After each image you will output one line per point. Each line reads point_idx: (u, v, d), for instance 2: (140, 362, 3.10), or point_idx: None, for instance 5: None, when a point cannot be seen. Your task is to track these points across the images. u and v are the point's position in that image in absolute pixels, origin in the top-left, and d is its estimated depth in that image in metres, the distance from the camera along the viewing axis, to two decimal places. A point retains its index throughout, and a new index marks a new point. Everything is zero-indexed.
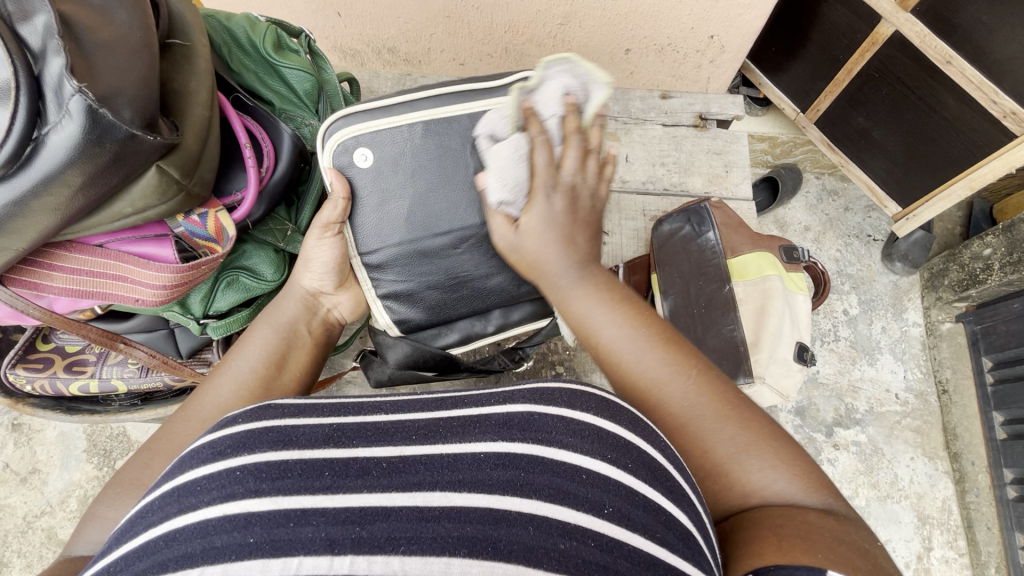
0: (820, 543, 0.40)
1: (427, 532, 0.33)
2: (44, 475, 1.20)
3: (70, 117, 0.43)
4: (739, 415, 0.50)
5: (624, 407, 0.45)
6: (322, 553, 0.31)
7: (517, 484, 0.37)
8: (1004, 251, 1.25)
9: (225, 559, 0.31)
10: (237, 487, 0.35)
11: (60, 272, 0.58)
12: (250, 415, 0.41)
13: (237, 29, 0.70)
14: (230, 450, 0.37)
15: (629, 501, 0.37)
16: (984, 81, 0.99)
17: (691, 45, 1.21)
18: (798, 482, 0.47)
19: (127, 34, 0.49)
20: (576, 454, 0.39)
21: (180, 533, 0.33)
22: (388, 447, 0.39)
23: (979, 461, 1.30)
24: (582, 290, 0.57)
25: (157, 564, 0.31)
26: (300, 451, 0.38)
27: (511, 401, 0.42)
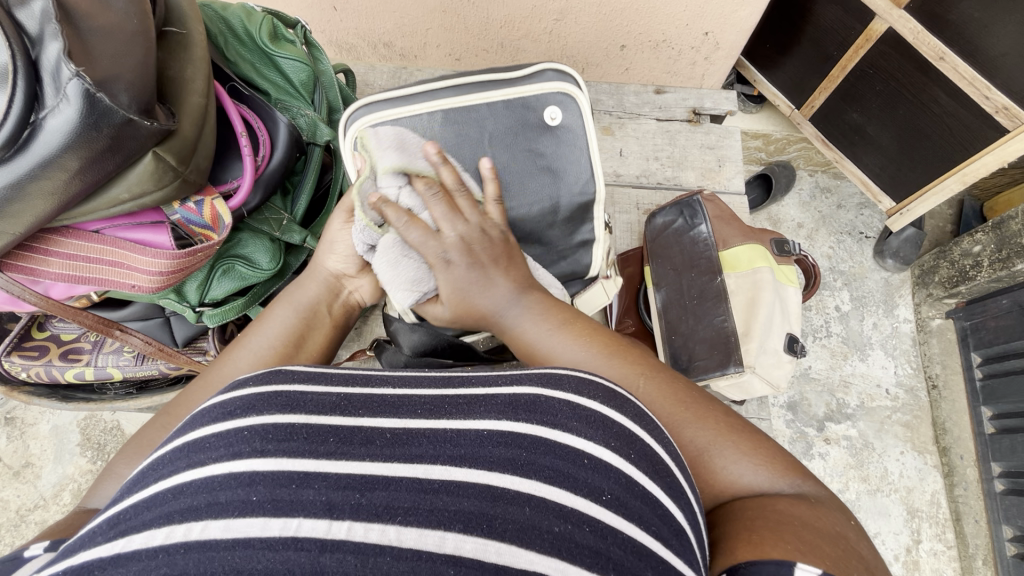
0: (792, 534, 0.41)
1: (425, 504, 0.34)
2: (37, 469, 1.20)
3: (67, 102, 0.43)
4: (694, 407, 0.51)
5: (632, 401, 0.45)
6: (321, 516, 0.32)
7: (518, 463, 0.37)
8: (992, 249, 1.26)
9: (229, 515, 0.32)
10: (244, 446, 0.35)
11: (57, 258, 0.58)
12: (260, 378, 0.41)
13: (233, 18, 0.70)
14: (240, 411, 0.38)
15: (628, 490, 0.38)
16: (977, 76, 1.00)
17: (686, 42, 1.22)
18: (765, 470, 0.48)
19: (123, 20, 0.49)
20: (579, 439, 0.39)
21: (186, 487, 0.33)
22: (394, 419, 0.40)
23: (967, 455, 1.32)
24: (525, 317, 0.58)
25: (164, 515, 0.32)
26: (307, 417, 0.38)
27: (518, 383, 0.43)
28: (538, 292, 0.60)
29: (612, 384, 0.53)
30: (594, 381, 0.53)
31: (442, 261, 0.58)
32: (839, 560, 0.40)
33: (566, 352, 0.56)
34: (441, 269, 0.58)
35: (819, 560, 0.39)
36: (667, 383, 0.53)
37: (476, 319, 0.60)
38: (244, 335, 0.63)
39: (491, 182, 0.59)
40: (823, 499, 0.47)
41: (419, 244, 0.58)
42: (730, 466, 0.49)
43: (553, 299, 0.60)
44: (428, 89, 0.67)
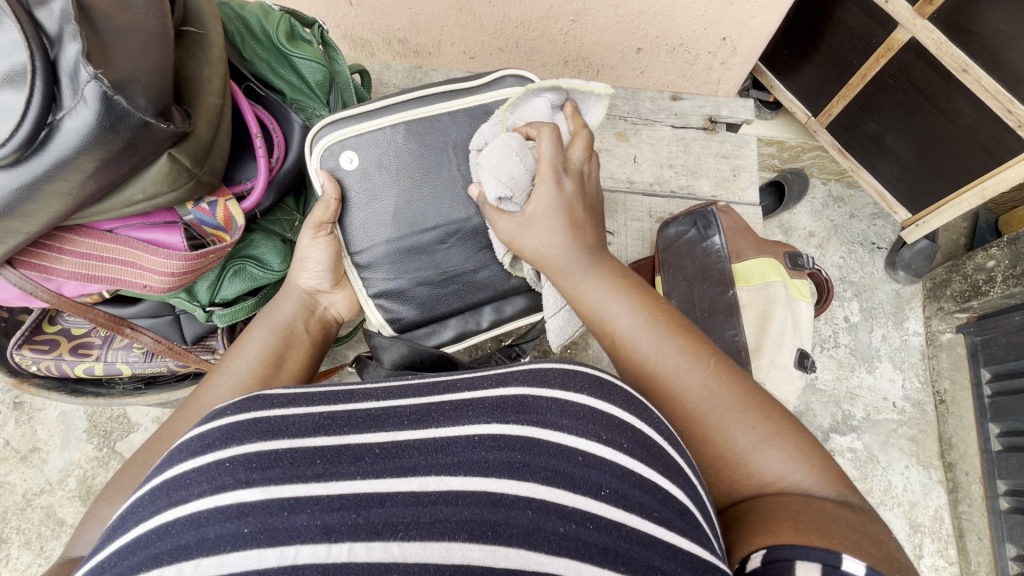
0: (835, 528, 0.41)
1: (425, 517, 0.34)
2: (44, 454, 1.21)
3: (84, 104, 0.43)
4: (759, 406, 0.50)
5: (619, 386, 0.44)
6: (319, 541, 0.32)
7: (513, 466, 0.37)
8: (1008, 263, 1.25)
9: (221, 550, 0.32)
10: (227, 478, 0.35)
11: (71, 256, 0.58)
12: (237, 406, 0.41)
13: (251, 18, 0.70)
14: (220, 442, 0.37)
15: (625, 481, 0.37)
16: (999, 90, 0.98)
17: (703, 46, 1.21)
18: (811, 472, 0.46)
19: (143, 21, 0.49)
20: (571, 436, 0.39)
21: (174, 526, 0.33)
22: (382, 432, 0.39)
23: (973, 471, 1.30)
24: (589, 276, 0.60)
25: (151, 557, 0.32)
26: (291, 439, 0.38)
27: (505, 384, 0.42)
28: (608, 259, 0.62)
29: (677, 363, 0.52)
30: (664, 360, 0.53)
31: (551, 177, 0.60)
32: (881, 560, 0.39)
33: (633, 318, 0.56)
34: (546, 183, 0.60)
35: (864, 557, 0.39)
36: (732, 374, 0.52)
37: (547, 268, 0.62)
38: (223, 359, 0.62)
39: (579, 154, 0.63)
40: (866, 508, 0.45)
41: (546, 156, 0.60)
42: (774, 461, 0.47)
43: (623, 270, 0.61)
44: (394, 102, 0.70)
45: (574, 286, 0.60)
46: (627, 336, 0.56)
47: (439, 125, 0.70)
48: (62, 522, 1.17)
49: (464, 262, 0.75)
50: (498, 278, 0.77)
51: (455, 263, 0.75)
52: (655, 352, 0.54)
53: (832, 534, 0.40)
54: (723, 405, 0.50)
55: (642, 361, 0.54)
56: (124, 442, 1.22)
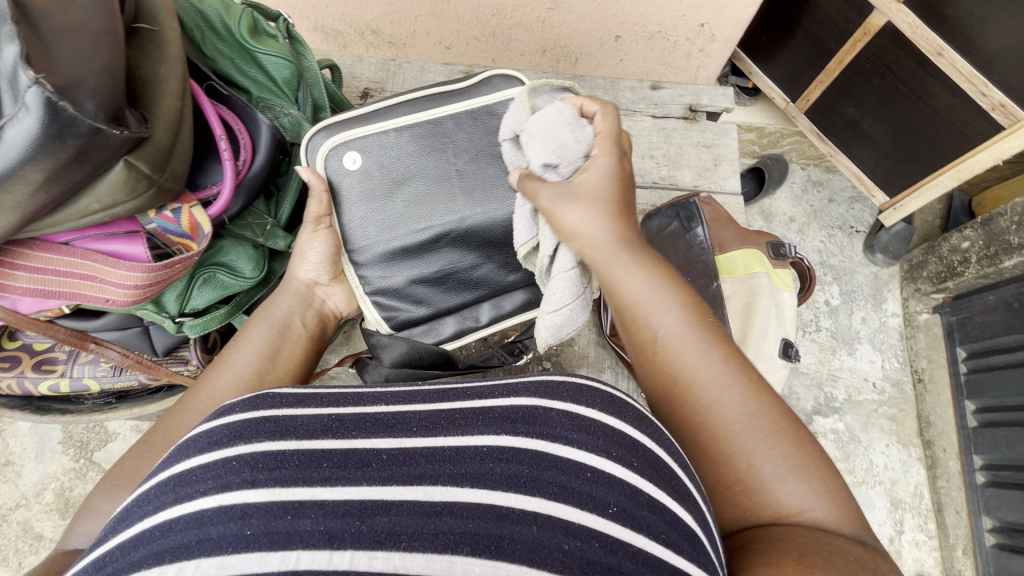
0: (841, 564, 0.40)
1: (429, 528, 0.33)
2: (17, 468, 1.17)
3: (27, 111, 0.40)
4: (794, 433, 0.48)
5: (632, 404, 0.43)
6: (321, 547, 0.31)
7: (520, 479, 0.36)
8: (981, 244, 1.27)
9: (222, 552, 0.31)
10: (232, 477, 0.34)
11: (23, 271, 0.55)
12: (248, 402, 0.40)
13: (210, 12, 0.66)
14: (228, 440, 0.37)
15: (634, 500, 0.36)
16: (974, 73, 0.98)
17: (682, 33, 1.19)
18: (832, 507, 0.45)
19: (90, 20, 0.45)
20: (579, 451, 0.38)
21: (177, 523, 0.32)
22: (390, 440, 0.38)
23: (950, 448, 1.32)
24: (630, 269, 0.56)
25: (152, 555, 0.31)
26: (298, 441, 0.37)
27: (514, 394, 0.41)
28: (651, 255, 0.58)
29: (716, 378, 0.50)
30: (704, 372, 0.50)
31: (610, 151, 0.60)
32: None
33: (678, 322, 0.53)
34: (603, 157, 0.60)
35: None
36: (771, 398, 0.50)
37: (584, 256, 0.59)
38: (222, 352, 0.62)
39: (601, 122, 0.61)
40: (877, 545, 0.44)
41: (605, 132, 0.61)
42: (799, 492, 0.45)
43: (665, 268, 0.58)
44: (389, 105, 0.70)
45: (610, 279, 0.57)
46: (666, 340, 0.53)
47: (437, 126, 0.70)
48: (39, 537, 1.13)
49: (461, 261, 0.73)
50: (497, 275, 0.75)
51: (452, 263, 0.73)
52: (693, 363, 0.51)
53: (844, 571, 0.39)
54: (757, 430, 0.48)
55: (678, 368, 0.51)
56: (100, 454, 1.18)
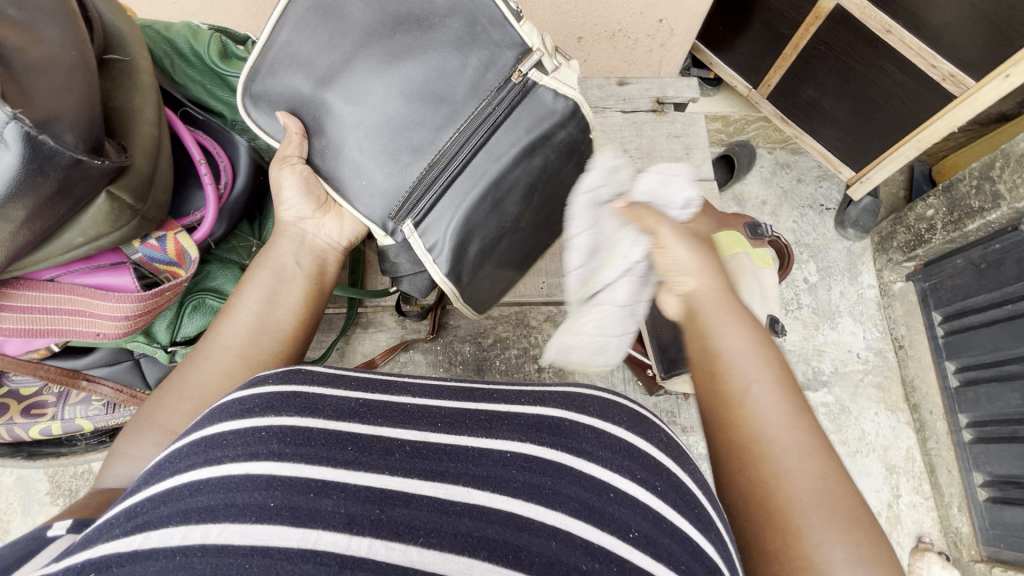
0: None
1: (448, 527, 0.33)
2: (5, 524, 1.13)
3: (5, 147, 0.39)
4: (864, 527, 0.40)
5: (656, 427, 0.45)
6: (341, 530, 0.31)
7: (541, 491, 0.36)
8: (944, 211, 1.32)
9: (246, 520, 0.31)
10: (261, 447, 0.35)
11: (9, 312, 0.54)
12: (280, 376, 0.41)
13: (178, 38, 0.66)
14: (259, 410, 0.37)
15: (657, 526, 0.36)
16: (922, 46, 1.03)
17: (642, 30, 1.23)
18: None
19: (60, 53, 0.45)
20: (605, 470, 0.38)
21: (205, 485, 0.33)
22: (413, 431, 0.39)
23: (936, 409, 1.37)
24: (719, 316, 0.52)
25: (180, 512, 0.31)
26: (326, 421, 0.38)
27: (542, 404, 0.43)
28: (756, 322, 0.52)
29: (795, 451, 0.43)
30: (777, 437, 0.44)
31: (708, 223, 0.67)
32: None
33: (766, 384, 0.47)
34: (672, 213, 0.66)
35: None
36: (860, 503, 0.42)
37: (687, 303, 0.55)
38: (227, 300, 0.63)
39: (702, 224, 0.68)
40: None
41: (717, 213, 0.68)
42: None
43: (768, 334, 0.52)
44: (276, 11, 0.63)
45: (702, 325, 0.52)
46: (744, 395, 0.46)
47: (342, 14, 0.63)
48: None
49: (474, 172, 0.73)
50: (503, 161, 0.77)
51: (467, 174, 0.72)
52: (778, 430, 0.44)
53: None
54: (823, 513, 0.40)
55: (752, 423, 0.45)
56: None
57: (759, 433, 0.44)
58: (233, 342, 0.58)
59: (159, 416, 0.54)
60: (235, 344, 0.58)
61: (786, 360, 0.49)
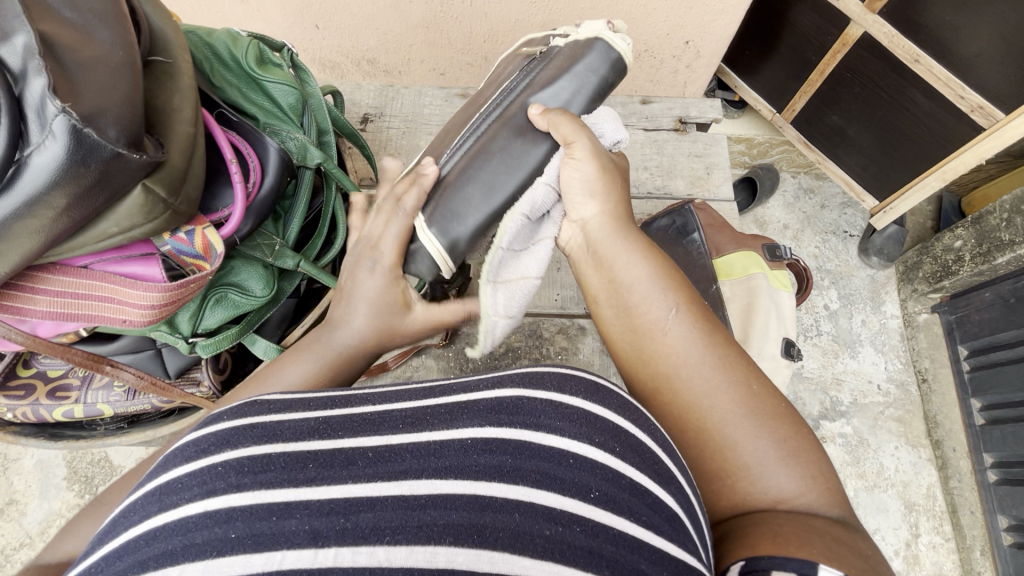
0: (817, 540, 0.42)
1: (414, 520, 0.35)
2: (21, 506, 1.16)
3: (53, 138, 0.42)
4: (776, 419, 0.51)
5: (614, 392, 0.46)
6: (306, 546, 0.33)
7: (503, 469, 0.38)
8: (973, 243, 1.29)
9: (207, 556, 0.32)
10: (218, 483, 0.36)
11: (45, 295, 0.57)
12: (235, 411, 0.42)
13: (219, 45, 0.69)
14: (215, 447, 0.38)
15: (615, 485, 0.39)
16: (951, 77, 1.02)
17: (668, 51, 1.24)
18: (803, 483, 0.48)
19: (109, 53, 0.48)
20: (564, 438, 0.40)
21: (162, 531, 0.34)
22: (376, 437, 0.41)
23: (960, 447, 1.32)
24: (632, 260, 0.62)
25: (138, 562, 0.32)
26: (285, 444, 0.39)
27: (500, 386, 0.44)
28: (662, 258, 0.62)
29: (698, 359, 0.54)
30: (688, 357, 0.55)
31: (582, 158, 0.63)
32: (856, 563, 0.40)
33: (671, 309, 0.58)
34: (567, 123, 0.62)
35: (844, 565, 0.39)
36: (757, 384, 0.53)
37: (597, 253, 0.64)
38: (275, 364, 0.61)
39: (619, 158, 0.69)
40: (853, 525, 0.46)
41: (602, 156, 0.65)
42: (784, 482, 0.48)
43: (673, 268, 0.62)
44: None
45: (606, 257, 0.63)
46: (653, 323, 0.58)
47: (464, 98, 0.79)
48: None
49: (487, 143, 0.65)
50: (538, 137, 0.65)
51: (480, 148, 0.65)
52: (685, 349, 0.55)
53: (844, 555, 0.41)
54: (746, 418, 0.51)
55: (669, 351, 0.56)
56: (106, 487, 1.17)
57: (676, 361, 0.55)
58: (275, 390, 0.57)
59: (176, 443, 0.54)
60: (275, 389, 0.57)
61: (691, 285, 0.60)
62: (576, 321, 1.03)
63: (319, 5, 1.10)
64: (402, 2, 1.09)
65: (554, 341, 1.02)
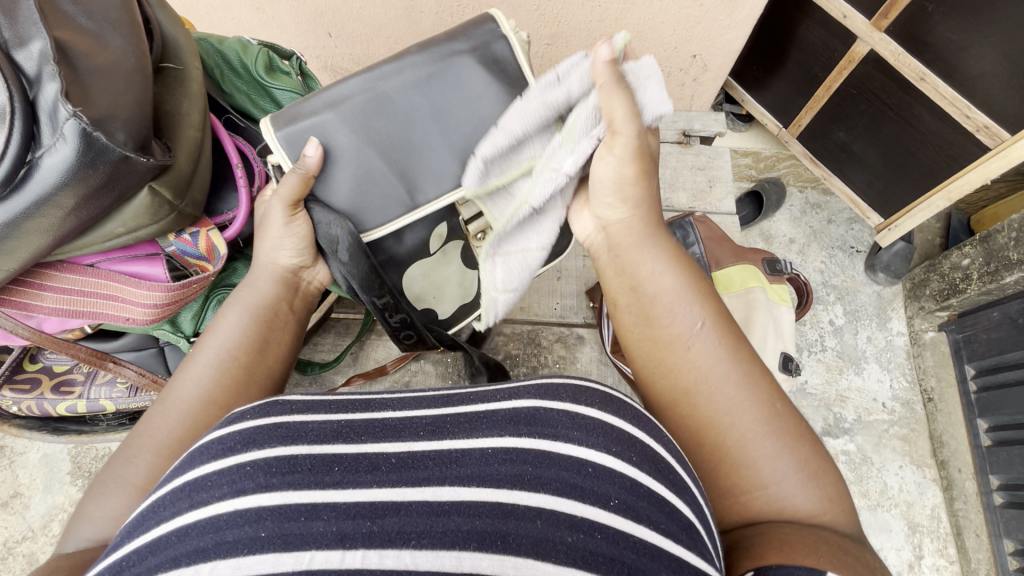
0: (826, 552, 0.44)
1: (437, 526, 0.36)
2: (26, 499, 1.18)
3: (64, 141, 0.44)
4: (799, 439, 0.52)
5: (629, 404, 0.47)
6: (334, 547, 0.34)
7: (524, 477, 0.39)
8: (981, 262, 1.28)
9: (238, 554, 0.33)
10: (247, 482, 0.37)
11: (51, 292, 0.58)
12: (258, 411, 0.43)
13: (230, 52, 0.71)
14: (241, 446, 0.39)
15: (634, 493, 0.40)
16: (957, 97, 1.02)
17: (675, 64, 1.25)
18: (820, 503, 0.49)
19: (122, 59, 0.50)
20: (582, 448, 0.41)
21: (192, 528, 0.35)
22: (397, 442, 0.42)
23: (966, 468, 1.31)
24: (660, 268, 0.61)
25: (171, 559, 0.33)
26: (310, 447, 0.40)
27: (517, 397, 0.45)
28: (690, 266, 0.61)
29: (728, 373, 0.54)
30: (714, 371, 0.54)
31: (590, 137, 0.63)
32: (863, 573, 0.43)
33: (703, 324, 0.57)
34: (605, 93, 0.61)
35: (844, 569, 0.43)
36: (782, 403, 0.53)
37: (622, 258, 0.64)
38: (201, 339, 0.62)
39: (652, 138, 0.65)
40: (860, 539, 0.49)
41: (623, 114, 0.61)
42: (803, 497, 0.49)
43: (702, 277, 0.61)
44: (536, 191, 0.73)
45: (629, 265, 0.63)
46: (683, 336, 0.57)
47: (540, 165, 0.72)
48: None
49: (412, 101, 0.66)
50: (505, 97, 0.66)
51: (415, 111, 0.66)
52: (712, 364, 0.55)
53: (861, 574, 0.43)
54: (770, 437, 0.51)
55: (697, 365, 0.55)
56: None
57: (704, 376, 0.54)
58: (215, 354, 0.60)
59: (141, 431, 0.55)
60: (214, 356, 0.60)
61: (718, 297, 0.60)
62: (574, 330, 1.04)
63: (331, 13, 1.13)
64: (413, 13, 1.11)
65: (551, 350, 1.02)
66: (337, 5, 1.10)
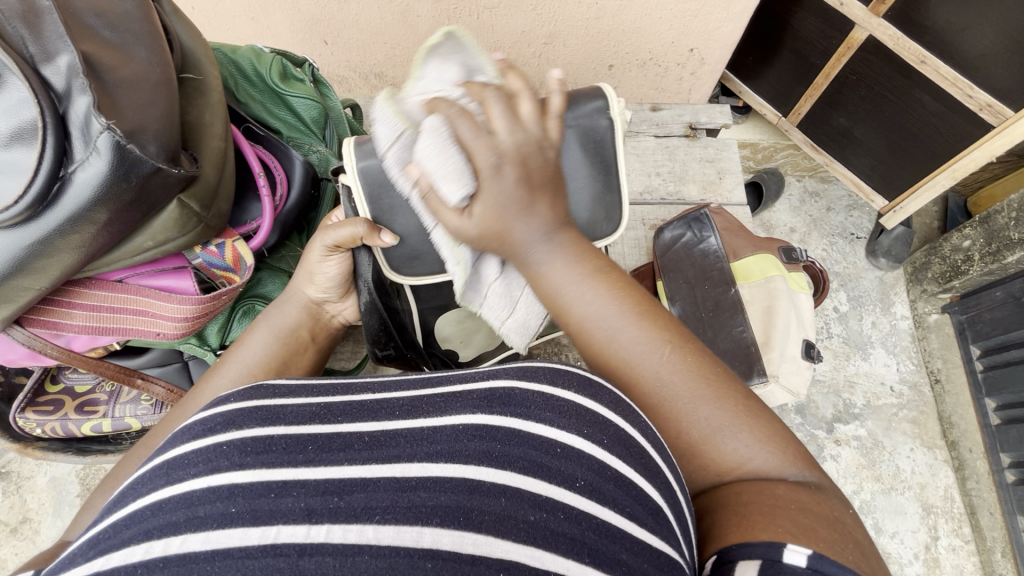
0: (784, 519, 0.41)
1: (403, 502, 0.35)
2: (35, 524, 1.16)
3: (97, 155, 0.43)
4: (720, 393, 0.49)
5: (609, 388, 0.46)
6: (300, 522, 0.33)
7: (490, 455, 0.38)
8: (982, 242, 1.28)
9: (208, 527, 0.32)
10: (222, 460, 0.36)
11: (79, 309, 0.58)
12: (243, 393, 0.42)
13: (243, 61, 0.71)
14: (220, 426, 0.39)
15: (601, 476, 0.39)
16: (958, 77, 1.03)
17: (672, 59, 1.26)
18: (777, 455, 0.47)
19: (148, 71, 0.49)
20: (553, 429, 0.40)
21: (169, 502, 0.34)
22: (372, 422, 0.41)
23: (976, 448, 1.32)
24: (554, 259, 0.52)
25: (145, 530, 0.32)
26: (287, 427, 0.39)
27: (495, 377, 0.44)
28: (570, 232, 0.53)
29: (642, 349, 0.49)
30: (624, 346, 0.50)
31: (492, 166, 0.49)
32: (832, 545, 0.39)
33: (602, 306, 0.51)
34: (490, 176, 0.49)
35: (815, 544, 0.39)
36: (708, 361, 0.50)
37: (496, 243, 0.52)
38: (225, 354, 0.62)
39: (559, 100, 0.53)
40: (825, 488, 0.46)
41: (471, 142, 0.49)
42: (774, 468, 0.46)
43: (585, 244, 0.53)
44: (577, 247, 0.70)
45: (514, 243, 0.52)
46: (587, 323, 0.51)
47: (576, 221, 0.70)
48: None
49: None
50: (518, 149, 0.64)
51: None
52: (631, 348, 0.50)
53: (822, 538, 0.40)
54: (714, 409, 0.48)
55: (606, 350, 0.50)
56: None
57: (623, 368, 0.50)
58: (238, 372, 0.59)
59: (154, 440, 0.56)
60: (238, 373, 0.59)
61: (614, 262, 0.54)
62: None
63: (330, 21, 1.12)
64: (409, 17, 1.11)
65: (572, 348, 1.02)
66: (334, 12, 1.10)
